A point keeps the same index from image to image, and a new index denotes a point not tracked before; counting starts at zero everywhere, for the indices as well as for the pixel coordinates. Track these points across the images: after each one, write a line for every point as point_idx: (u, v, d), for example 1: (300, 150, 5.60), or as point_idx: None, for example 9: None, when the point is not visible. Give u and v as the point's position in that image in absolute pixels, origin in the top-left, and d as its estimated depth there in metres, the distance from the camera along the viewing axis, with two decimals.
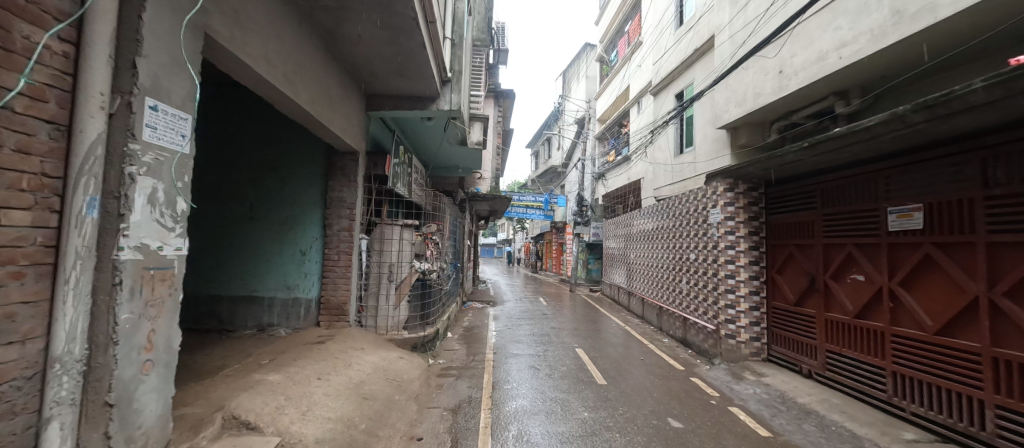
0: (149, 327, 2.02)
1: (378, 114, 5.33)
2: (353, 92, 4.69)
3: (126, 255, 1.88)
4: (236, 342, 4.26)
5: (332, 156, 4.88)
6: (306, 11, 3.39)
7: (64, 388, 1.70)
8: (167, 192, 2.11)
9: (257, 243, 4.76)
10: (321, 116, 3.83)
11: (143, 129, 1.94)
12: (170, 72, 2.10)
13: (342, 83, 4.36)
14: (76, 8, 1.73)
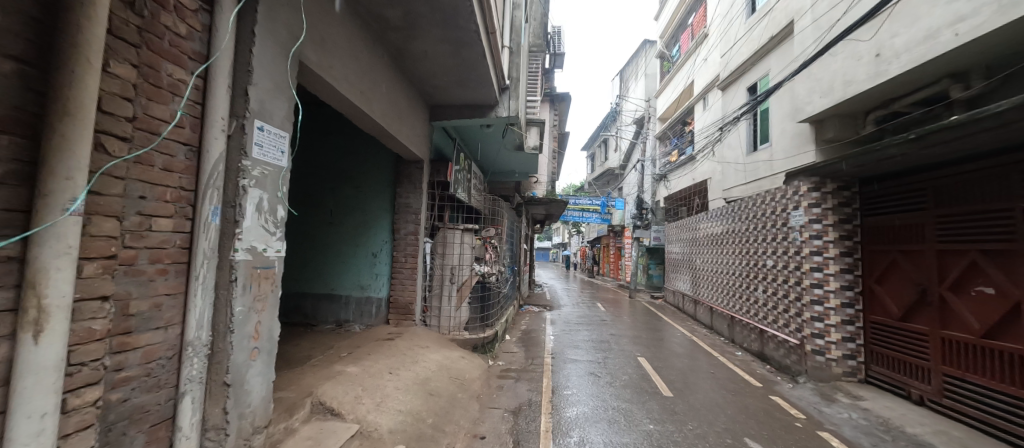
0: (256, 318, 2.32)
1: (441, 124, 5.60)
2: (419, 104, 4.99)
3: (240, 256, 2.19)
4: (318, 336, 4.70)
5: (399, 164, 5.22)
6: (379, 32, 3.68)
7: (195, 368, 2.02)
8: (270, 201, 2.42)
9: (335, 246, 5.22)
10: (391, 128, 4.13)
11: (253, 148, 2.25)
12: (273, 96, 2.40)
13: (409, 96, 4.65)
14: (203, 47, 2.05)
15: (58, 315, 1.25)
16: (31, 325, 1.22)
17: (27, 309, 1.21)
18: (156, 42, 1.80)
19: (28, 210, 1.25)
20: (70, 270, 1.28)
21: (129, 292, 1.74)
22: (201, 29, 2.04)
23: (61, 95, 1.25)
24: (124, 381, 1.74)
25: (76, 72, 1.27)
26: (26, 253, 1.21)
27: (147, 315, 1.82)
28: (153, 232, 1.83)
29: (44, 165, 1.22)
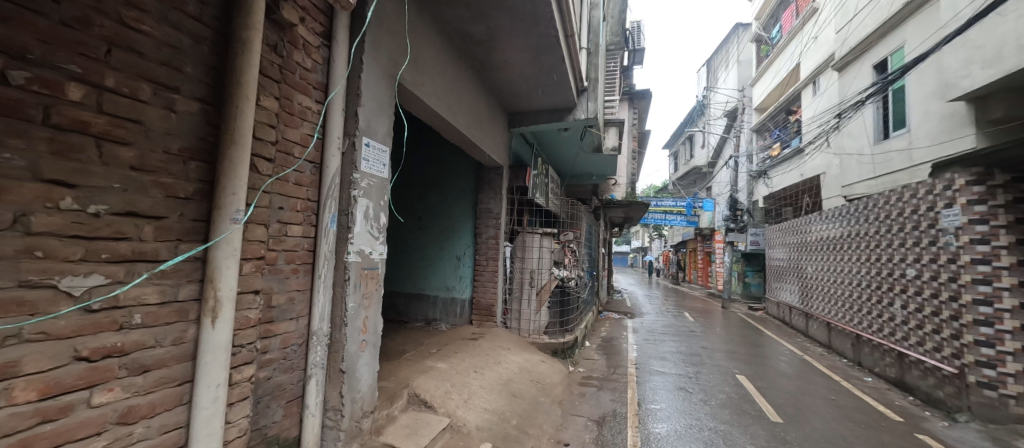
0: (364, 314, 2.59)
1: (520, 130, 5.71)
2: (498, 112, 5.16)
3: (352, 258, 2.48)
4: (410, 333, 5.06)
5: (480, 171, 5.45)
6: (463, 47, 3.88)
7: (318, 355, 2.32)
8: (375, 209, 2.69)
9: (424, 249, 5.60)
10: (473, 137, 4.33)
11: (361, 162, 2.54)
12: (376, 115, 2.68)
13: (489, 105, 4.83)
14: (323, 77, 2.37)
15: (227, 304, 1.54)
16: (209, 312, 1.51)
17: (207, 298, 1.51)
18: (290, 76, 2.12)
19: (207, 220, 1.56)
20: (234, 268, 1.57)
21: (271, 288, 2.06)
22: (322, 61, 2.36)
23: (229, 128, 1.54)
24: (268, 363, 2.05)
25: (240, 109, 1.56)
26: (207, 254, 1.52)
27: (284, 308, 2.15)
28: (287, 237, 2.15)
29: (218, 185, 1.52)
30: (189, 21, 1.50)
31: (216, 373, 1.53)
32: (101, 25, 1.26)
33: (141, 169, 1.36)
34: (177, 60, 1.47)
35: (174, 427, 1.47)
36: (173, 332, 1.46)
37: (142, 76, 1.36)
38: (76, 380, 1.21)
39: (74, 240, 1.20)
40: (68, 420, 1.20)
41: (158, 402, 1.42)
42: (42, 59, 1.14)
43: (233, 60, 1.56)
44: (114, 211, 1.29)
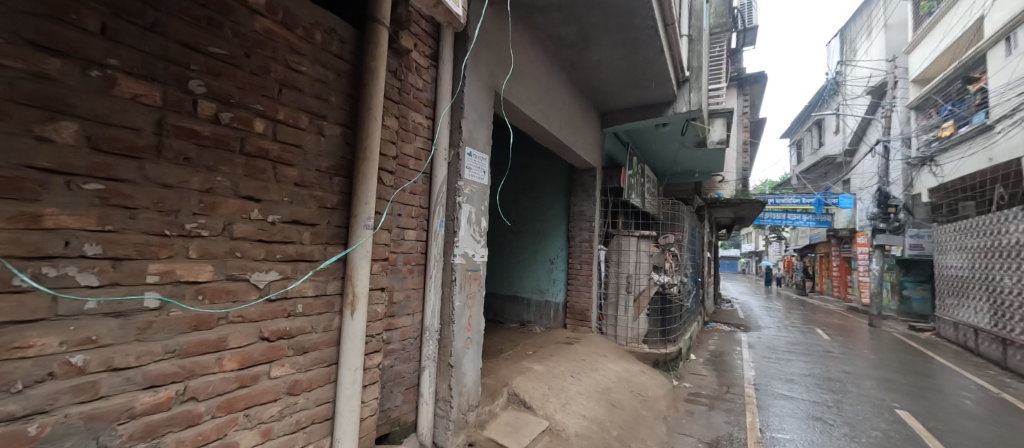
0: (469, 313, 2.76)
1: (612, 129, 5.53)
2: (591, 113, 5.07)
3: (457, 260, 2.67)
4: (507, 333, 5.22)
5: (572, 174, 5.43)
6: (556, 51, 3.90)
7: (430, 348, 2.53)
8: (477, 214, 2.85)
9: (517, 252, 5.73)
10: (566, 140, 4.32)
11: (464, 170, 2.72)
12: (477, 126, 2.85)
13: (582, 106, 4.77)
14: (431, 94, 2.59)
15: (362, 299, 1.78)
16: (349, 305, 1.76)
17: (347, 293, 1.77)
18: (406, 97, 2.37)
19: (346, 227, 1.81)
20: (367, 266, 1.81)
21: (392, 286, 2.32)
22: (431, 80, 2.58)
23: (363, 146, 1.78)
24: (391, 353, 2.30)
25: (370, 129, 1.80)
26: (347, 255, 1.78)
27: (402, 304, 2.39)
28: (405, 241, 2.39)
29: (355, 195, 1.77)
30: (332, 58, 1.79)
31: (355, 358, 1.77)
32: (276, 70, 1.56)
33: (301, 185, 1.65)
34: (323, 92, 1.74)
35: (324, 400, 1.74)
36: (323, 321, 1.73)
37: (302, 108, 1.65)
38: (260, 355, 1.51)
39: (259, 243, 1.50)
40: (256, 386, 1.50)
41: (314, 378, 1.69)
42: (240, 101, 1.44)
43: (365, 87, 1.82)
44: (284, 220, 1.58)
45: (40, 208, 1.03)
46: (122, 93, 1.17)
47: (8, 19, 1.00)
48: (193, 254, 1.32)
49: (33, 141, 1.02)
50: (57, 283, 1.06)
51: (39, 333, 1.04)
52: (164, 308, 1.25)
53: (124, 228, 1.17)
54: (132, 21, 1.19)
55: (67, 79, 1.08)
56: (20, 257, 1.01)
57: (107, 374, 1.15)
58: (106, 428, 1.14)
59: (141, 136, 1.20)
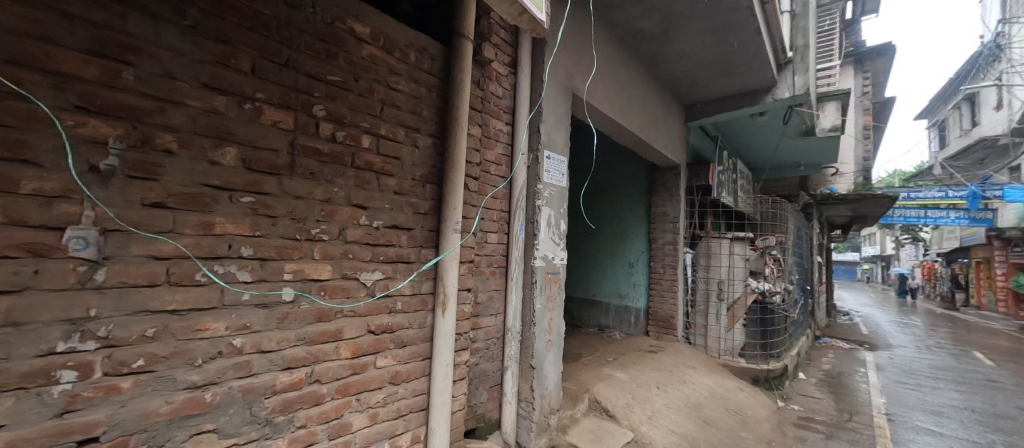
0: (549, 316, 2.77)
1: (699, 123, 5.16)
2: (674, 107, 4.80)
3: (538, 263, 2.69)
4: (585, 338, 5.13)
5: (653, 173, 5.18)
6: (635, 45, 3.76)
7: (513, 349, 2.59)
8: (556, 217, 2.85)
9: (594, 255, 5.60)
10: (647, 137, 4.13)
11: (543, 174, 2.74)
12: (555, 128, 2.86)
13: (664, 100, 4.53)
14: (511, 101, 2.65)
15: (452, 298, 1.90)
16: (441, 304, 1.88)
17: (439, 292, 1.89)
18: (488, 105, 2.46)
19: (437, 231, 1.94)
20: (456, 267, 1.93)
21: (477, 287, 2.42)
22: (511, 86, 2.65)
23: (451, 155, 1.90)
24: (476, 351, 2.40)
25: (458, 139, 1.92)
26: (438, 257, 1.90)
27: (486, 304, 2.48)
28: (487, 244, 2.47)
29: (445, 201, 1.89)
30: (424, 75, 1.93)
31: (446, 353, 1.89)
32: (378, 90, 1.73)
33: (399, 193, 1.80)
34: (416, 107, 1.89)
35: (420, 392, 1.87)
36: (418, 318, 1.87)
37: (399, 123, 1.81)
38: (368, 346, 1.68)
39: (366, 245, 1.67)
40: (365, 374, 1.67)
41: (411, 370, 1.83)
42: (351, 121, 1.63)
43: (453, 99, 1.94)
44: (385, 225, 1.74)
45: (212, 218, 1.27)
46: (266, 120, 1.39)
47: (192, 67, 1.24)
48: (317, 255, 1.52)
49: (207, 164, 1.26)
50: (224, 278, 1.29)
51: (211, 318, 1.27)
52: (296, 301, 1.46)
53: (267, 233, 1.39)
54: (272, 59, 1.42)
55: (229, 112, 1.31)
56: (200, 257, 1.24)
57: (256, 355, 1.36)
58: (256, 400, 1.36)
59: (279, 155, 1.42)
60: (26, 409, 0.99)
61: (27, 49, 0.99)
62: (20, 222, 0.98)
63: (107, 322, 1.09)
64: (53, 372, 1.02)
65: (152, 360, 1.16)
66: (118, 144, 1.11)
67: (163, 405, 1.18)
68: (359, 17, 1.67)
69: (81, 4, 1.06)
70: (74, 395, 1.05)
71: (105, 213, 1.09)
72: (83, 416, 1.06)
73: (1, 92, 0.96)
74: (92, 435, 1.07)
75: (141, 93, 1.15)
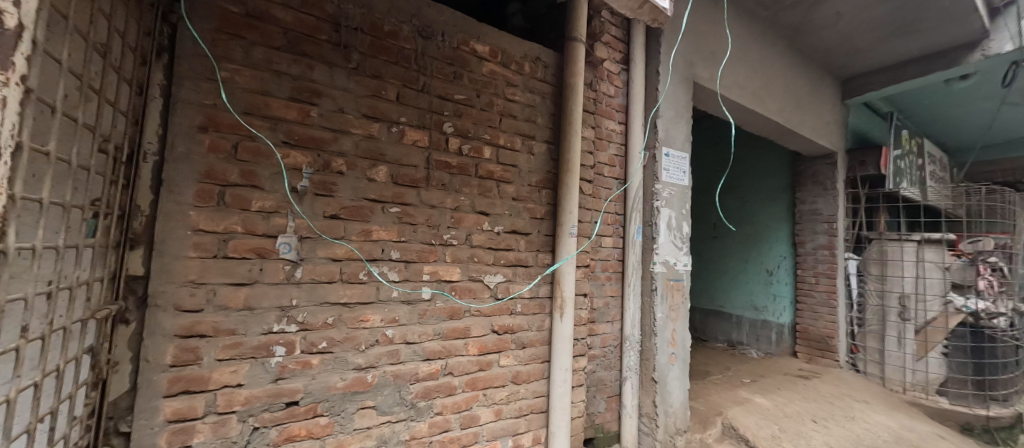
0: (672, 326, 2.56)
1: (862, 99, 4.28)
2: (825, 84, 4.05)
3: (658, 269, 2.52)
4: (713, 353, 4.63)
5: (798, 164, 4.44)
6: (770, 19, 3.28)
7: (632, 359, 2.47)
8: (677, 219, 2.63)
9: (721, 260, 5.08)
10: (789, 124, 3.56)
11: (662, 173, 2.56)
12: (675, 123, 2.66)
13: (810, 79, 3.86)
14: (624, 99, 2.56)
15: (569, 303, 1.91)
16: (559, 308, 1.91)
17: (557, 297, 1.92)
18: (600, 105, 2.42)
19: (553, 236, 1.98)
20: (572, 272, 1.94)
21: (593, 292, 2.38)
22: (623, 84, 2.57)
23: (566, 160, 1.93)
24: (594, 358, 2.36)
25: (572, 144, 1.94)
26: (555, 262, 1.94)
27: (602, 311, 2.42)
28: (602, 248, 2.42)
29: (561, 206, 1.93)
30: (538, 83, 2.00)
31: (564, 358, 1.89)
32: (498, 103, 1.85)
33: (517, 199, 1.89)
34: (532, 114, 1.96)
35: (539, 394, 1.92)
36: (537, 321, 1.92)
37: (517, 132, 1.90)
38: (492, 345, 1.78)
39: (489, 249, 1.79)
40: (490, 371, 1.78)
41: (531, 372, 1.89)
42: (475, 134, 1.77)
43: (566, 104, 1.97)
44: (505, 230, 1.84)
45: (370, 226, 1.50)
46: (408, 140, 1.59)
47: (355, 101, 1.49)
48: (449, 258, 1.68)
49: (366, 181, 1.49)
50: (379, 277, 1.51)
51: (370, 311, 1.49)
52: (432, 299, 1.63)
53: (410, 238, 1.58)
54: (412, 87, 1.62)
55: (381, 136, 1.53)
56: (363, 259, 1.48)
57: (403, 346, 1.56)
58: (404, 385, 1.56)
59: (418, 170, 1.61)
60: (256, 373, 1.29)
61: (254, 101, 1.31)
62: (253, 232, 1.30)
63: (302, 310, 1.37)
64: (271, 347, 1.31)
65: (331, 342, 1.41)
66: (308, 169, 1.39)
67: (339, 380, 1.43)
68: (480, 38, 1.81)
69: (285, 63, 1.36)
70: (284, 366, 1.33)
71: (302, 224, 1.37)
72: (289, 383, 1.34)
73: (241, 135, 1.29)
74: (295, 399, 1.35)
75: (322, 127, 1.42)
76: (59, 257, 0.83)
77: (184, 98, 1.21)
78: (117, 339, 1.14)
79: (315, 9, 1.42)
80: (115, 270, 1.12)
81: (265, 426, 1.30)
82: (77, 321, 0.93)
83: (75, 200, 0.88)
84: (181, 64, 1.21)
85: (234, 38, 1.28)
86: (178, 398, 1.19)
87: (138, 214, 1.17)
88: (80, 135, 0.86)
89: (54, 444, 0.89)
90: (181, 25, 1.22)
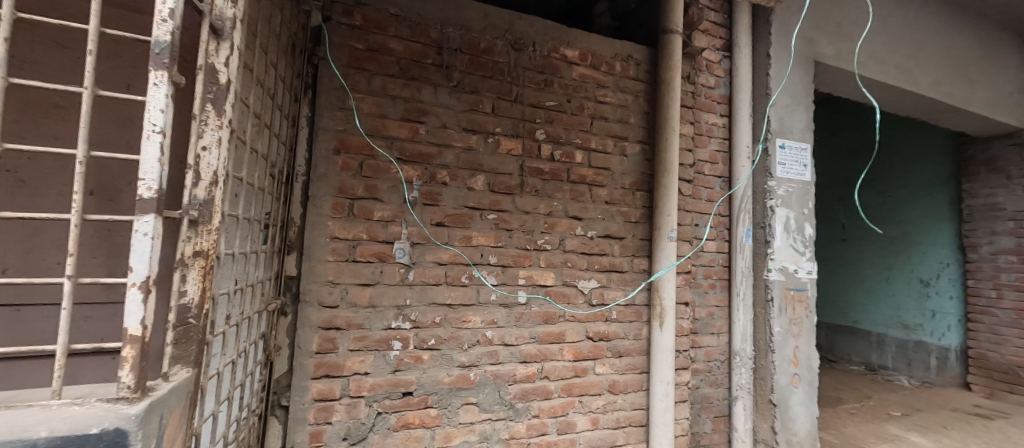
0: (795, 343, 2.24)
1: None
2: (1003, 45, 3.22)
3: (774, 276, 2.23)
4: (847, 377, 3.96)
5: (964, 149, 3.58)
6: None
7: (743, 377, 2.22)
8: (798, 219, 2.30)
9: (855, 268, 4.39)
10: (949, 101, 2.91)
11: (777, 167, 2.27)
12: (792, 110, 2.34)
13: (980, 41, 3.10)
14: (727, 90, 2.34)
15: (670, 312, 1.81)
16: (658, 317, 1.81)
17: (655, 305, 1.83)
18: (699, 99, 2.25)
19: (650, 240, 1.89)
20: (672, 279, 1.83)
21: (694, 301, 2.20)
22: (725, 73, 2.35)
23: (663, 159, 1.84)
24: (697, 372, 2.18)
25: (669, 142, 1.85)
26: (653, 267, 1.85)
27: (705, 321, 2.22)
28: (704, 253, 2.23)
29: (658, 208, 1.84)
30: (631, 81, 1.93)
31: (666, 371, 1.79)
32: (588, 106, 1.83)
33: (611, 202, 1.84)
34: (625, 114, 1.90)
35: (638, 406, 1.83)
36: (634, 329, 1.84)
37: (609, 134, 1.86)
38: (588, 352, 1.76)
39: (583, 254, 1.77)
40: (587, 378, 1.75)
41: (629, 382, 1.82)
42: (566, 139, 1.77)
43: (662, 101, 1.88)
44: (599, 235, 1.80)
45: (470, 232, 1.59)
46: (503, 149, 1.66)
47: (456, 116, 1.60)
48: (543, 263, 1.70)
49: (466, 190, 1.59)
50: (477, 281, 1.59)
51: (471, 312, 1.58)
52: (528, 303, 1.67)
53: (506, 244, 1.65)
54: (506, 98, 1.68)
55: (480, 147, 1.62)
56: (466, 263, 1.58)
57: (501, 346, 1.62)
58: (503, 385, 1.61)
59: (513, 178, 1.67)
60: (378, 364, 1.45)
61: (375, 124, 1.48)
62: (374, 238, 1.46)
63: (414, 309, 1.50)
64: (390, 341, 1.47)
65: (438, 340, 1.53)
66: (418, 181, 1.53)
67: (446, 376, 1.53)
68: (570, 43, 1.81)
69: (398, 87, 1.52)
70: (400, 359, 1.47)
71: (413, 230, 1.51)
72: (405, 374, 1.48)
73: (364, 154, 1.46)
74: (410, 390, 1.48)
75: (427, 142, 1.55)
76: (246, 261, 1.04)
77: (322, 126, 1.42)
78: (278, 328, 1.38)
79: (422, 36, 1.56)
80: (279, 271, 1.36)
81: (387, 411, 1.45)
82: (256, 312, 1.15)
83: (255, 215, 1.09)
84: (322, 98, 1.43)
85: (359, 71, 1.47)
86: (321, 380, 1.39)
87: (292, 225, 1.40)
88: (258, 162, 1.07)
89: (243, 410, 1.12)
90: (321, 64, 1.43)
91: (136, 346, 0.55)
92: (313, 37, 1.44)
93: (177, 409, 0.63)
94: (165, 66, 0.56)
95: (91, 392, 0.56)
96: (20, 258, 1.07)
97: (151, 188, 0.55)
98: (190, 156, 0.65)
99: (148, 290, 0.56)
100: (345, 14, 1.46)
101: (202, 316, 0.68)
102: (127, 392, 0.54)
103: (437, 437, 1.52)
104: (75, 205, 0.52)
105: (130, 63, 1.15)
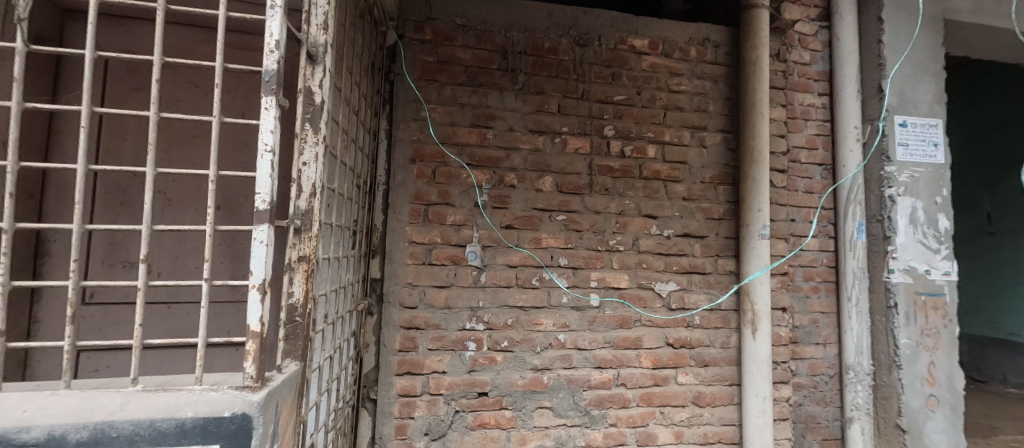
0: (928, 359, 1.89)
1: None
2: None
3: (897, 278, 1.90)
4: (1003, 401, 3.24)
5: None
6: None
7: (859, 396, 1.92)
8: (927, 209, 1.95)
9: (1010, 268, 3.60)
10: None
11: (896, 149, 1.94)
12: (914, 81, 1.99)
13: None
14: (827, 65, 2.06)
15: (764, 318, 1.63)
16: (749, 323, 1.64)
17: (746, 310, 1.66)
18: (791, 79, 2.01)
19: (737, 238, 1.73)
20: (766, 283, 1.65)
21: (794, 306, 1.96)
22: (824, 46, 2.07)
23: (750, 149, 1.67)
24: (800, 387, 1.93)
25: (757, 129, 1.67)
26: (742, 268, 1.68)
27: (808, 330, 1.96)
28: (805, 252, 1.98)
29: (745, 203, 1.67)
30: (709, 66, 1.79)
31: (761, 384, 1.61)
32: (661, 97, 1.73)
33: (689, 198, 1.72)
34: (703, 103, 1.77)
35: (729, 421, 1.68)
36: (720, 337, 1.70)
37: (685, 124, 1.74)
38: (669, 359, 1.65)
39: (659, 255, 1.67)
40: (668, 388, 1.64)
41: (717, 394, 1.67)
42: (638, 134, 1.69)
43: (747, 85, 1.71)
44: (677, 234, 1.69)
45: (540, 234, 1.58)
46: (571, 149, 1.63)
47: (523, 119, 1.61)
48: (616, 264, 1.63)
49: (535, 192, 1.59)
50: (548, 283, 1.58)
51: (543, 315, 1.57)
52: (602, 306, 1.62)
53: (577, 245, 1.61)
54: (573, 96, 1.65)
55: (547, 148, 1.62)
56: (537, 265, 1.57)
57: (575, 351, 1.59)
58: (578, 390, 1.58)
59: (582, 177, 1.63)
60: (455, 364, 1.50)
61: (446, 132, 1.55)
62: (449, 241, 1.52)
63: (487, 311, 1.53)
64: (465, 342, 1.51)
65: (511, 342, 1.54)
66: (487, 185, 1.56)
67: (520, 378, 1.53)
68: (638, 32, 1.73)
69: (466, 94, 1.57)
70: (475, 360, 1.51)
71: (484, 234, 1.54)
72: (480, 375, 1.51)
73: (437, 161, 1.53)
74: (485, 390, 1.51)
75: (496, 146, 1.58)
76: (339, 265, 1.14)
77: (399, 137, 1.52)
78: (366, 327, 1.49)
79: (488, 43, 1.60)
80: (366, 274, 1.48)
81: (464, 410, 1.50)
82: (348, 311, 1.26)
83: (345, 222, 1.19)
84: (398, 111, 1.52)
85: (430, 82, 1.55)
86: (405, 377, 1.47)
87: (375, 230, 1.51)
88: (347, 173, 1.17)
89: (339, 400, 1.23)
90: (396, 79, 1.53)
91: (257, 340, 0.62)
92: (390, 54, 1.55)
93: (289, 398, 0.71)
94: (272, 92, 0.64)
95: (224, 379, 0.65)
96: (169, 263, 1.29)
97: (265, 201, 0.63)
98: (294, 171, 0.73)
99: (264, 291, 0.63)
100: (416, 30, 1.54)
101: (306, 314, 0.76)
102: (251, 381, 0.61)
103: (513, 439, 1.53)
104: (209, 217, 0.62)
105: (245, 94, 1.33)
